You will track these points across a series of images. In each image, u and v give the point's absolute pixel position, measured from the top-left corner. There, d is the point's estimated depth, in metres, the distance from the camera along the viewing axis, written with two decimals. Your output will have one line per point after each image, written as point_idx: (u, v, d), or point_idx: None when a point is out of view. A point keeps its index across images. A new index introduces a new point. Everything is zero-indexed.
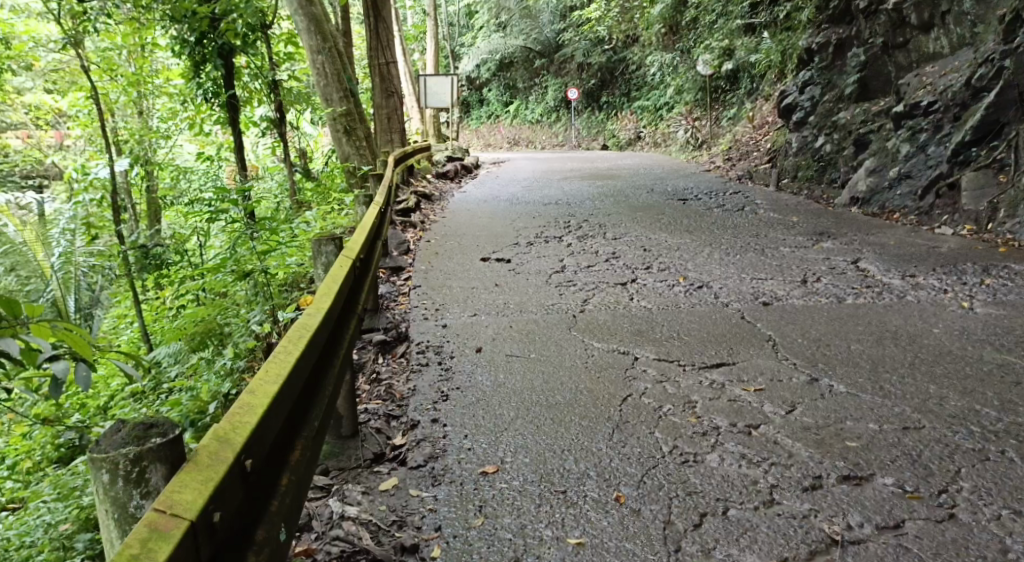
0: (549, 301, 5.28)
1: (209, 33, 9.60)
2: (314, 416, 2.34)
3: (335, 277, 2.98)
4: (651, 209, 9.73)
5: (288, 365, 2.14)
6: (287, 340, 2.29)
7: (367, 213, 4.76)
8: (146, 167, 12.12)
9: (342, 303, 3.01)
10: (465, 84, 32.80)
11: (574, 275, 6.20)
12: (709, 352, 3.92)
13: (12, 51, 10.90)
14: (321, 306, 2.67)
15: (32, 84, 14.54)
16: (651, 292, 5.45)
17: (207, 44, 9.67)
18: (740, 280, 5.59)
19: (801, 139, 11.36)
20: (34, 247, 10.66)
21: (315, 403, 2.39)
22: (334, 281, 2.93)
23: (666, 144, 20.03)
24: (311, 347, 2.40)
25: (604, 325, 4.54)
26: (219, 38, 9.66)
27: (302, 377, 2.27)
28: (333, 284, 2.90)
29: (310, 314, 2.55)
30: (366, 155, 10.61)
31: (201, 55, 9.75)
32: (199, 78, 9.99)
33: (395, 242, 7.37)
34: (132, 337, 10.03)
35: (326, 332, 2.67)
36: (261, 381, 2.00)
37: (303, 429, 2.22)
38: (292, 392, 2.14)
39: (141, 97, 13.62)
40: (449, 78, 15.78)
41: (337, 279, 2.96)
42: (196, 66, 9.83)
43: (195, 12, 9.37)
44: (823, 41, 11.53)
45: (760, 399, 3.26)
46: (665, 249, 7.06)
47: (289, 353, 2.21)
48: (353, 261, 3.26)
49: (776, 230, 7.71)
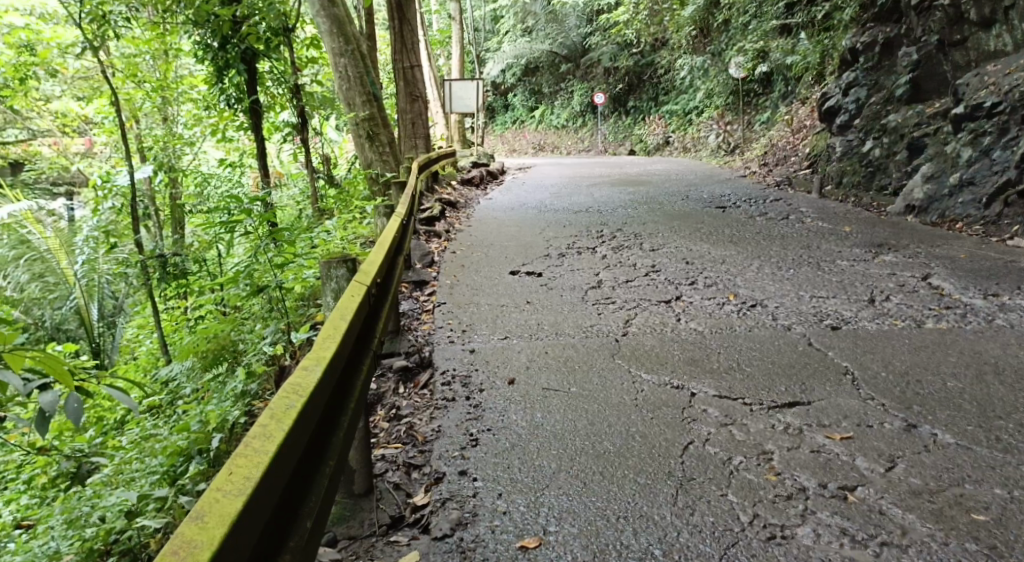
0: (586, 322, 4.79)
1: (231, 37, 9.28)
2: (313, 497, 1.94)
3: (345, 304, 2.49)
4: (688, 218, 9.19)
5: (263, 462, 1.71)
6: (271, 413, 1.85)
7: (387, 226, 4.31)
8: (169, 174, 11.91)
9: (357, 332, 2.53)
10: (490, 90, 32.46)
11: (612, 291, 5.69)
12: (779, 388, 3.39)
13: (35, 58, 10.67)
14: (325, 349, 2.17)
15: (57, 90, 14.37)
16: (700, 312, 4.94)
17: (229, 48, 9.36)
18: (799, 299, 5.07)
19: (846, 143, 10.81)
20: (58, 253, 11.06)
21: (315, 480, 1.98)
22: (349, 309, 2.45)
23: (696, 150, 19.42)
24: (307, 415, 1.95)
25: (652, 352, 4.02)
26: (241, 42, 9.32)
27: (291, 461, 1.85)
28: (345, 313, 2.42)
29: (309, 364, 2.09)
30: (389, 162, 10.15)
31: (224, 60, 9.39)
32: (222, 83, 9.63)
33: (419, 253, 6.94)
34: (152, 347, 9.80)
35: (336, 378, 2.21)
36: (215, 502, 1.61)
37: (293, 527, 1.82)
38: (271, 493, 1.73)
39: (165, 103, 13.40)
40: (474, 82, 15.33)
41: (351, 307, 2.48)
42: (219, 71, 9.51)
43: (217, 15, 9.02)
44: (869, 41, 10.93)
45: (850, 451, 2.76)
46: (709, 261, 6.54)
47: (267, 441, 1.77)
48: (367, 285, 2.72)
49: (829, 240, 7.17)
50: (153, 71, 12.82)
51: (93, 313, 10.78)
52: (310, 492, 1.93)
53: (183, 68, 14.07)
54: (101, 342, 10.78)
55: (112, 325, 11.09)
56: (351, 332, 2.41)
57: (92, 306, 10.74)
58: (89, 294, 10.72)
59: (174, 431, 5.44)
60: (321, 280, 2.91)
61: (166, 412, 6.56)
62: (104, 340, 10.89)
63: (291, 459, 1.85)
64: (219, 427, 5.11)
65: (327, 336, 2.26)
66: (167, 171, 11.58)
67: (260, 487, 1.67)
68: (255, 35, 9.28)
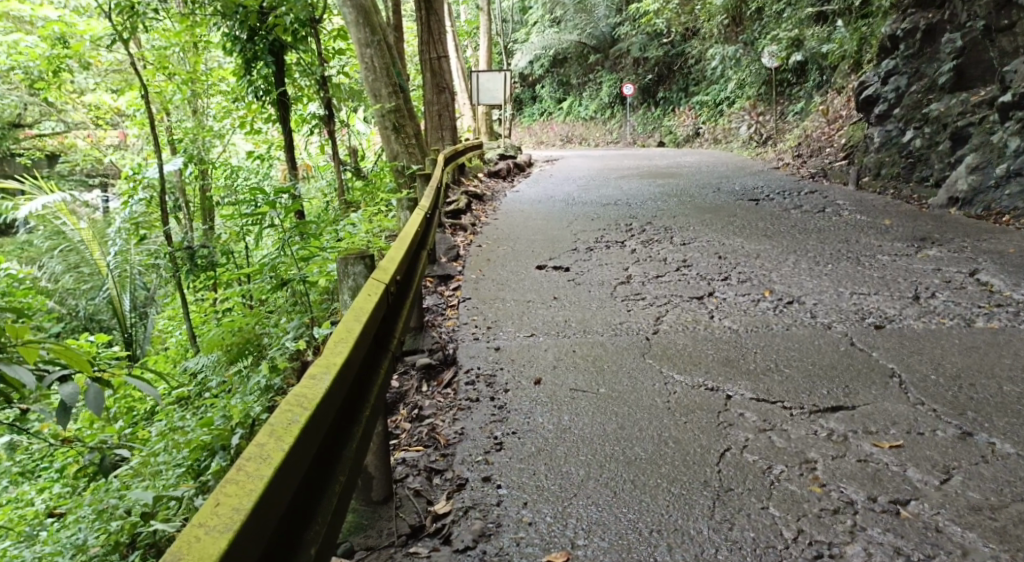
0: (616, 318, 4.63)
1: (260, 29, 9.25)
2: (318, 519, 1.82)
3: (360, 304, 2.36)
4: (720, 211, 8.96)
5: (255, 489, 1.59)
6: (271, 430, 1.74)
7: (411, 219, 4.19)
8: (199, 166, 11.94)
9: (374, 333, 2.40)
10: (517, 82, 32.26)
11: (642, 286, 5.52)
12: (820, 391, 3.20)
13: (68, 51, 10.74)
14: (335, 357, 2.04)
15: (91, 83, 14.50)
16: (735, 309, 4.76)
17: (257, 40, 9.34)
18: (839, 295, 4.86)
19: (884, 133, 10.50)
20: (91, 246, 11.15)
21: (322, 499, 1.86)
22: (364, 310, 2.31)
23: (727, 141, 19.06)
24: (311, 433, 1.82)
25: (684, 352, 3.85)
26: (269, 34, 9.29)
27: (293, 484, 1.73)
28: (360, 314, 2.29)
29: (317, 373, 1.97)
30: (416, 154, 10.03)
31: (253, 52, 9.37)
32: (250, 75, 9.61)
33: (444, 247, 6.82)
34: (182, 339, 9.77)
35: (348, 386, 2.08)
36: (199, 540, 1.50)
37: (294, 554, 1.71)
38: (267, 521, 1.61)
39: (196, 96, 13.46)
40: (502, 73, 15.18)
41: (366, 308, 2.34)
42: (247, 63, 9.49)
43: (245, 6, 8.98)
44: (909, 27, 10.58)
45: (902, 461, 2.58)
46: (743, 256, 6.33)
47: (262, 466, 1.64)
48: (384, 284, 2.58)
49: (868, 234, 6.91)
50: (184, 64, 12.87)
51: (126, 303, 10.68)
52: (315, 512, 1.82)
53: (214, 62, 14.12)
54: (135, 333, 10.64)
55: (145, 315, 10.82)
56: (366, 334, 2.27)
57: (125, 297, 10.63)
58: (122, 285, 10.61)
59: (197, 425, 5.37)
60: (337, 278, 2.79)
61: (190, 406, 6.50)
62: (137, 330, 10.71)
63: (292, 483, 1.72)
64: (241, 422, 5.02)
65: (339, 340, 2.13)
66: (198, 163, 11.63)
67: (251, 518, 1.56)
68: (283, 26, 9.22)
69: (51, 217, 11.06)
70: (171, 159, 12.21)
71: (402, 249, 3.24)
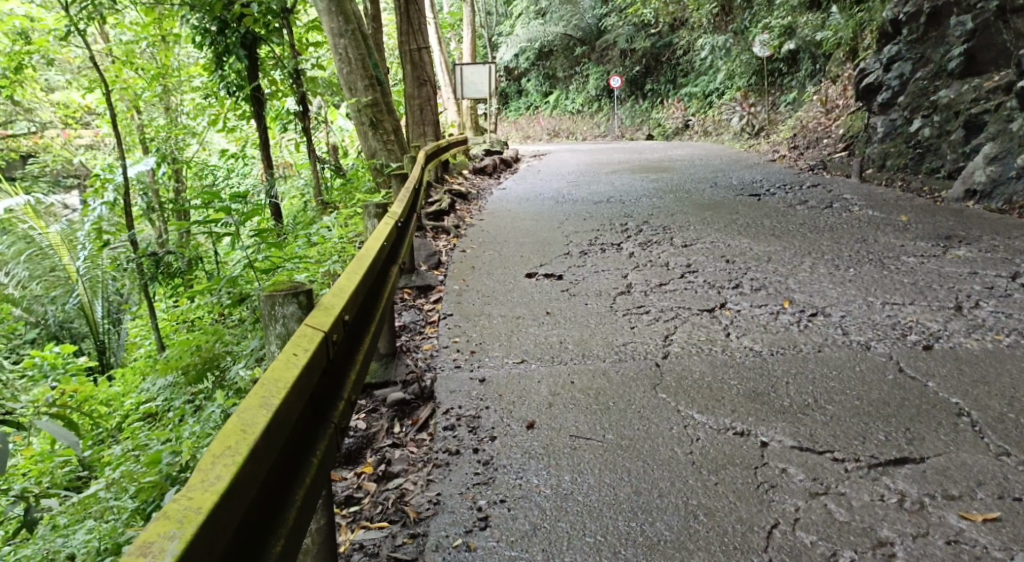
0: (618, 339, 4.04)
1: (230, 20, 8.59)
2: None
3: (268, 384, 1.72)
4: (721, 207, 8.38)
5: None
6: None
7: (380, 228, 3.56)
8: (173, 166, 11.29)
9: (291, 423, 1.77)
10: (503, 76, 31.65)
11: (644, 297, 4.93)
12: (876, 437, 2.62)
13: (28, 46, 10.09)
14: (189, 508, 1.37)
15: (60, 81, 13.87)
16: (753, 325, 4.18)
17: (229, 33, 8.68)
18: (869, 306, 4.30)
19: (888, 122, 10.00)
20: (59, 250, 10.25)
21: None
22: (273, 396, 1.68)
23: (717, 133, 18.50)
24: None
25: (706, 383, 3.25)
26: (241, 26, 8.64)
27: None
28: (265, 404, 1.65)
29: (159, 536, 1.31)
30: (395, 151, 9.34)
31: (224, 45, 8.72)
32: (222, 70, 8.97)
33: (425, 253, 6.22)
34: (151, 349, 9.02)
35: (232, 531, 1.44)
36: None
37: None
38: None
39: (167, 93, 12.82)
40: (487, 66, 14.51)
41: (277, 392, 1.71)
42: (218, 58, 8.86)
43: None
44: (912, 11, 10.04)
45: (1003, 545, 2.04)
46: (753, 259, 5.74)
47: None
48: (309, 349, 1.92)
49: (886, 232, 6.35)
50: (153, 59, 12.15)
51: (98, 309, 9.92)
52: None
53: (184, 56, 13.36)
54: (107, 340, 9.87)
55: (119, 322, 10.02)
56: (271, 438, 1.63)
57: (97, 302, 9.86)
58: (93, 290, 9.93)
59: (145, 458, 4.74)
60: (262, 321, 2.25)
61: (145, 429, 5.81)
62: (111, 337, 9.94)
63: None
64: (193, 456, 4.35)
65: (220, 456, 1.49)
66: (171, 163, 10.99)
67: None
68: (252, 16, 8.52)
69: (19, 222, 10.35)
70: (143, 158, 11.46)
71: (354, 279, 2.62)
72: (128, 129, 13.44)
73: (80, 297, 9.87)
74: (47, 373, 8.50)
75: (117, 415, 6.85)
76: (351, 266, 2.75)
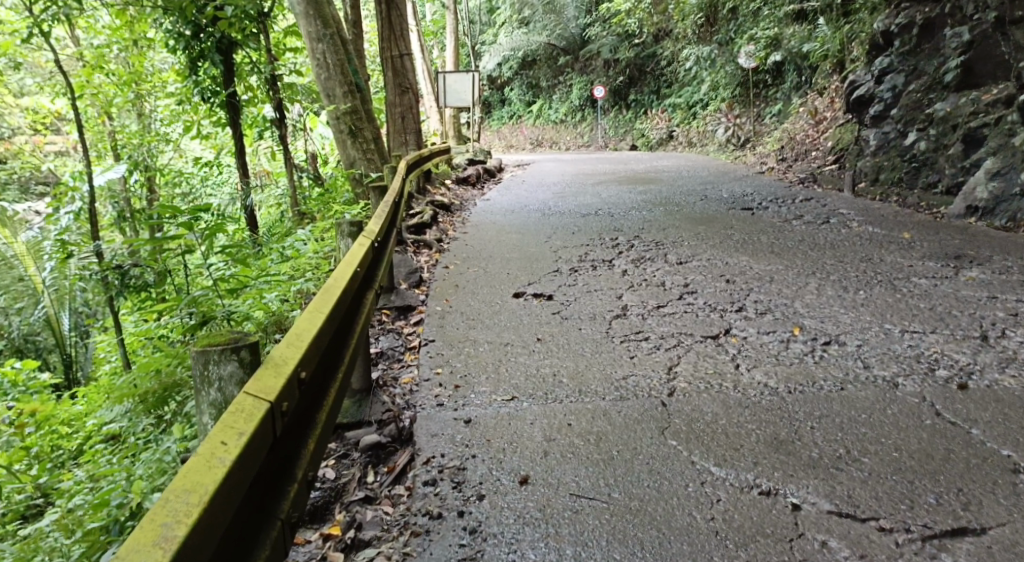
0: (617, 371, 3.67)
1: (205, 24, 8.19)
2: None
3: (173, 503, 1.45)
4: (714, 222, 8.07)
5: None
6: None
7: (356, 248, 3.17)
8: (146, 174, 10.83)
9: (210, 551, 1.48)
10: (486, 85, 31.34)
11: (641, 322, 4.57)
12: (926, 500, 2.32)
13: None
14: None
15: (31, 83, 13.42)
16: (763, 356, 3.83)
17: (204, 38, 8.27)
18: (885, 334, 3.98)
19: (881, 135, 9.77)
20: (24, 260, 9.61)
21: None
22: (174, 527, 1.40)
23: (703, 144, 18.26)
24: None
25: (721, 428, 2.89)
26: (217, 30, 8.24)
27: None
28: (162, 541, 1.38)
29: None
30: (375, 161, 8.92)
31: (199, 50, 8.31)
32: (196, 76, 8.55)
33: (405, 270, 5.83)
34: (117, 365, 8.53)
35: None
36: None
37: None
38: None
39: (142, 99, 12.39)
40: (470, 73, 14.14)
41: (182, 517, 1.43)
42: (192, 63, 8.44)
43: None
44: (904, 22, 9.83)
45: None
46: (754, 279, 5.41)
47: None
48: (239, 444, 1.62)
49: (891, 250, 6.04)
50: (124, 64, 11.67)
51: (65, 321, 9.73)
52: None
53: (158, 60, 12.89)
54: (74, 353, 9.83)
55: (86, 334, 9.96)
56: None
57: (64, 314, 9.62)
58: (60, 302, 9.45)
59: (96, 496, 4.30)
60: (193, 385, 1.95)
61: (102, 456, 5.37)
62: (78, 349, 9.90)
63: None
64: (147, 496, 3.92)
65: None
66: (143, 170, 10.53)
67: None
68: (227, 20, 8.10)
69: None
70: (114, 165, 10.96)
71: (321, 313, 2.30)
72: (99, 135, 12.92)
73: (47, 309, 9.47)
74: (8, 390, 8.03)
75: (75, 436, 6.39)
76: (320, 296, 2.42)
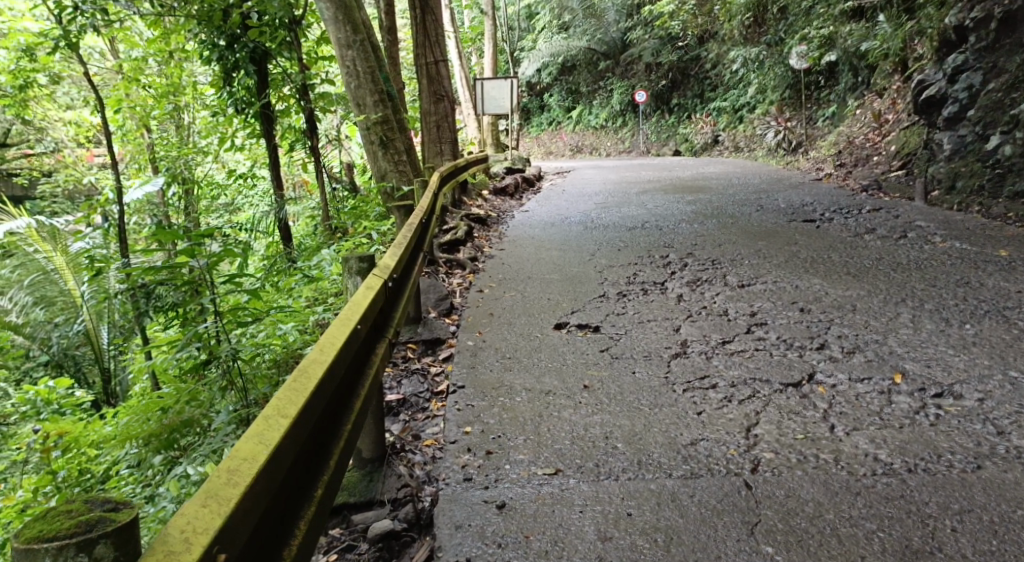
0: (683, 434, 3.01)
1: (239, 33, 7.77)
2: None
3: None
4: (776, 236, 7.34)
5: None
6: None
7: (361, 293, 2.58)
8: (183, 186, 10.45)
9: None
10: (525, 91, 30.76)
11: (707, 362, 3.90)
12: None
13: (33, 65, 9.41)
14: None
15: (75, 97, 13.27)
16: (862, 410, 3.16)
17: (238, 48, 7.85)
18: (1011, 388, 3.26)
19: (957, 139, 8.87)
20: (64, 274, 9.02)
21: None
22: None
23: (750, 150, 17.45)
24: None
25: (830, 528, 2.32)
26: (251, 40, 7.79)
27: None
28: None
29: None
30: (407, 173, 8.29)
31: (232, 61, 7.89)
32: (230, 87, 8.14)
33: (434, 296, 5.26)
34: (146, 387, 7.83)
35: None
36: None
37: None
38: None
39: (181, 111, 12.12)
40: (508, 80, 13.52)
41: None
42: (226, 74, 8.04)
43: (218, 10, 7.52)
44: (981, 16, 8.90)
45: None
46: (833, 308, 4.69)
47: None
48: None
49: (988, 272, 5.28)
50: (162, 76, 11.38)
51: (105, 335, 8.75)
52: None
53: (195, 72, 12.53)
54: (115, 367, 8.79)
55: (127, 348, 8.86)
56: None
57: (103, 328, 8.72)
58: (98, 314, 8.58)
59: None
60: None
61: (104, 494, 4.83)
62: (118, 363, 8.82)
63: None
64: None
65: None
66: (181, 183, 10.17)
67: None
68: (257, 28, 7.65)
69: (22, 243, 9.10)
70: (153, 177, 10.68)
71: (279, 424, 1.70)
72: (138, 147, 12.65)
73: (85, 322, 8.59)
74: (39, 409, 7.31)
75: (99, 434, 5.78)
76: (288, 389, 1.83)
